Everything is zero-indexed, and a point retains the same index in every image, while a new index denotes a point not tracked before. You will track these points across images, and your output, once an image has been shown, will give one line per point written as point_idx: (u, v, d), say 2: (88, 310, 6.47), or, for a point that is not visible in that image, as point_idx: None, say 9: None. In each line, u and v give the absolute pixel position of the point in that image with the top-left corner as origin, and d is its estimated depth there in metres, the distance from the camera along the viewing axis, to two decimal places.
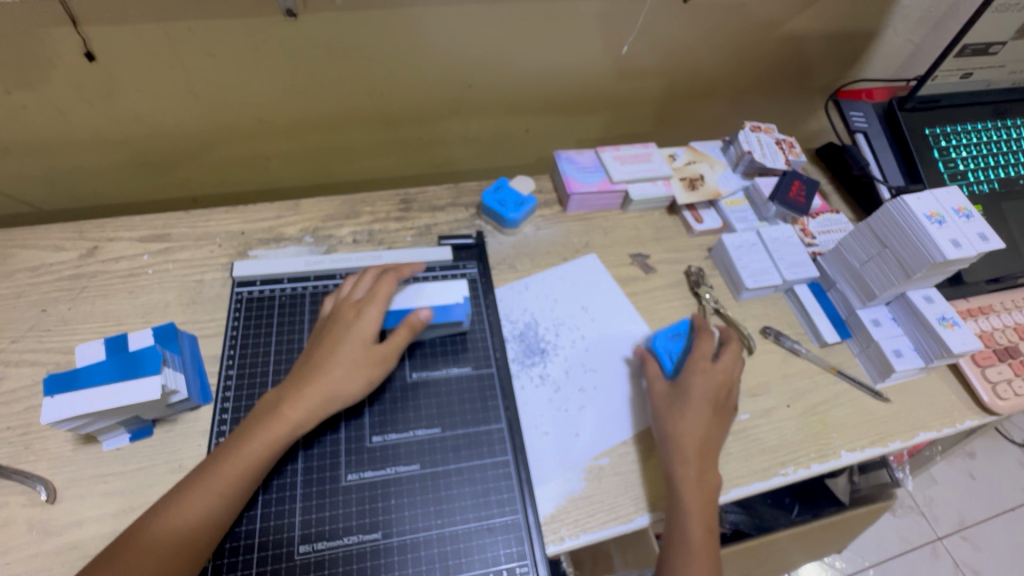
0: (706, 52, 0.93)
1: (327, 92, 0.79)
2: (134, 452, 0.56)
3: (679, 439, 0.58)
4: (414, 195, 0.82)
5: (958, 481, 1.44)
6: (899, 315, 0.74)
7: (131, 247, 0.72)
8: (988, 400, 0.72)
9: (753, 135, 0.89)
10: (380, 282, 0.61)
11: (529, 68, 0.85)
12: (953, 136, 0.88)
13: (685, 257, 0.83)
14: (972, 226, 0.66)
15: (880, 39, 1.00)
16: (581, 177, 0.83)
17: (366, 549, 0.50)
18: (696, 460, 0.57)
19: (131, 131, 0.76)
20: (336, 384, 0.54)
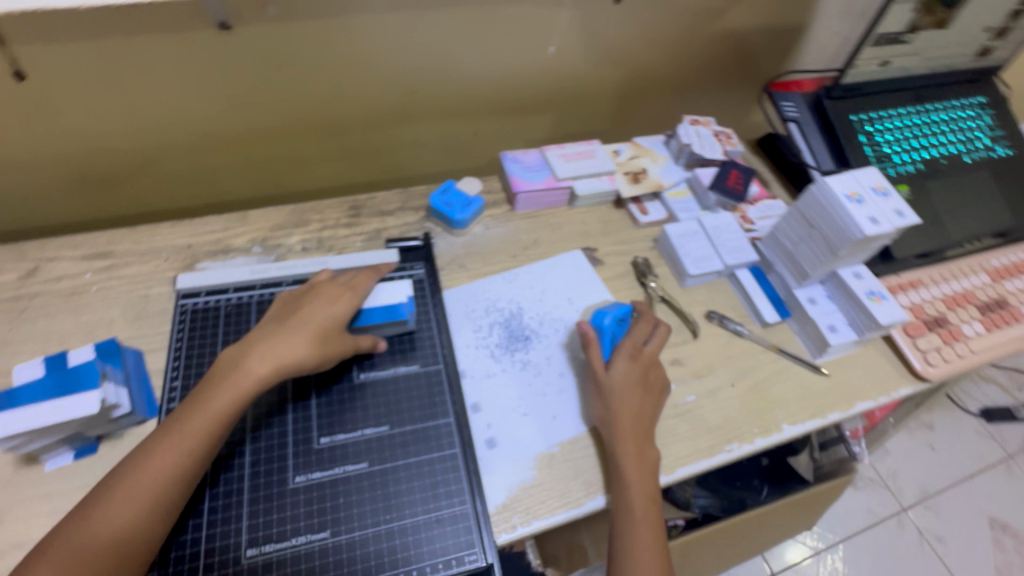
0: (644, 50, 0.97)
1: (270, 103, 0.80)
2: (78, 470, 0.56)
3: (620, 418, 0.60)
4: (363, 200, 0.83)
5: (918, 452, 1.50)
6: (833, 293, 0.78)
7: (73, 266, 0.71)
8: (919, 367, 0.76)
9: (692, 129, 0.92)
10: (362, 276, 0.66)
11: (470, 72, 0.87)
12: (878, 121, 0.92)
13: (631, 248, 0.85)
14: (890, 203, 0.70)
15: (809, 33, 1.05)
16: (527, 176, 0.85)
17: (315, 549, 0.52)
18: (635, 438, 0.60)
19: (71, 149, 0.76)
20: None
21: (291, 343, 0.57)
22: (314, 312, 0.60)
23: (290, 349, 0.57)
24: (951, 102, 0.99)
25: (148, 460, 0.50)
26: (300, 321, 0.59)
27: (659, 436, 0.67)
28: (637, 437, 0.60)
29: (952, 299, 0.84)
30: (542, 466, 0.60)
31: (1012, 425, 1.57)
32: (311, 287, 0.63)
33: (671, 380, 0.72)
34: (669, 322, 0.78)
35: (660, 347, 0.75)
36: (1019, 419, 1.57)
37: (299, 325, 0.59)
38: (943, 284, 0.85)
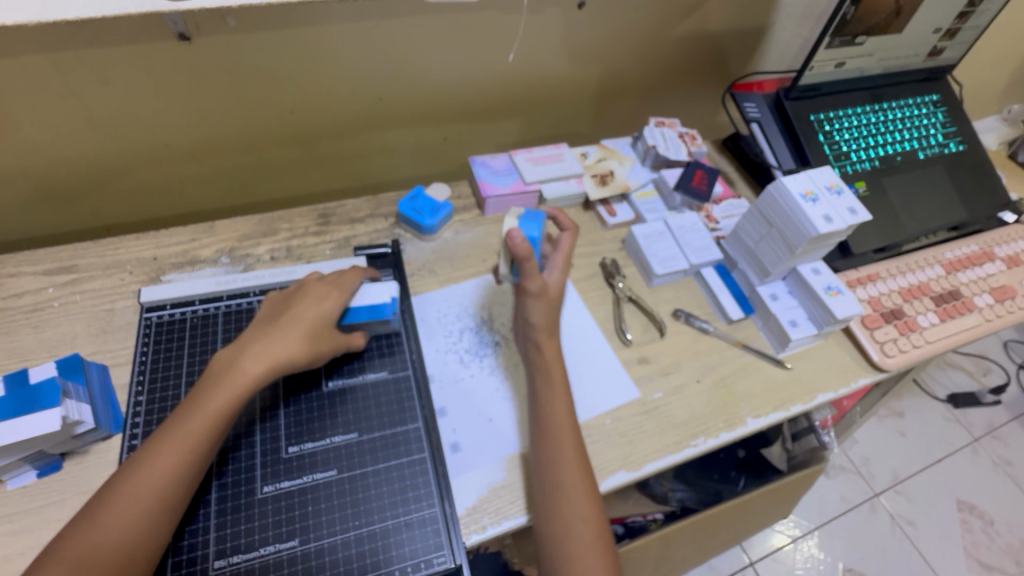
0: (609, 54, 0.98)
1: (235, 113, 0.79)
2: (42, 488, 0.55)
3: (558, 420, 0.61)
4: (332, 208, 0.84)
5: (888, 438, 1.54)
6: (794, 288, 0.80)
7: (34, 282, 0.70)
8: (877, 358, 0.79)
9: (657, 131, 0.94)
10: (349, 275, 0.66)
11: (437, 78, 0.88)
12: (835, 120, 0.96)
13: (600, 250, 0.87)
14: (843, 201, 0.73)
15: (769, 35, 1.08)
16: (496, 180, 0.86)
17: (283, 557, 0.52)
18: (574, 440, 0.60)
19: (30, 163, 0.75)
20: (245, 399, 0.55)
21: (281, 347, 0.57)
22: (303, 314, 0.60)
23: (287, 354, 0.57)
24: (905, 101, 1.02)
25: (123, 488, 0.49)
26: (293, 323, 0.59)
27: (627, 433, 0.69)
28: (575, 440, 0.60)
29: (907, 291, 0.87)
30: (512, 467, 0.62)
31: (977, 409, 1.63)
32: (298, 288, 0.63)
33: (638, 378, 0.74)
34: (636, 321, 0.80)
35: (627, 346, 0.77)
36: (984, 404, 1.63)
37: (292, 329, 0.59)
38: (899, 277, 0.88)
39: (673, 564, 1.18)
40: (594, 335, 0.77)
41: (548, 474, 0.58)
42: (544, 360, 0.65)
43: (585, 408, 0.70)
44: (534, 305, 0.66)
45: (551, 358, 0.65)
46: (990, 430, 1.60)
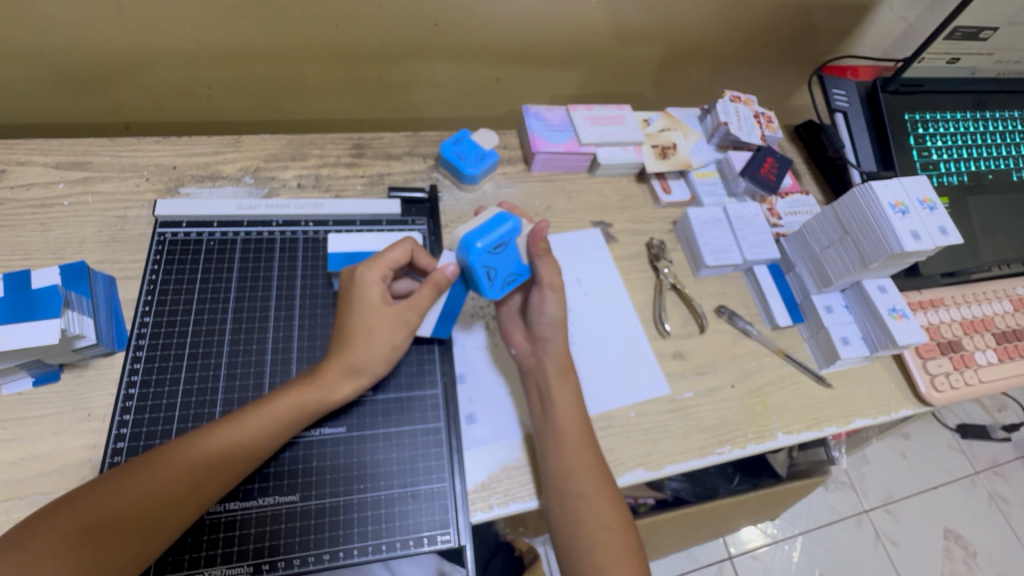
0: (695, 10, 0.87)
1: (272, 18, 0.71)
2: (38, 398, 0.53)
3: (570, 426, 0.55)
4: (368, 140, 0.77)
5: (889, 458, 1.50)
6: (852, 304, 0.74)
7: (45, 174, 0.65)
8: (924, 390, 0.73)
9: (732, 106, 0.84)
10: (393, 250, 0.56)
11: (499, 10, 0.78)
12: (931, 123, 0.86)
13: (648, 228, 0.80)
14: (934, 218, 0.66)
15: (874, 14, 0.95)
16: (549, 135, 0.78)
17: (282, 512, 0.50)
18: (589, 445, 0.55)
19: (47, 42, 0.68)
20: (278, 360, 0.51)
21: (364, 346, 0.52)
22: (365, 310, 0.53)
23: (376, 345, 0.53)
24: (1008, 112, 0.92)
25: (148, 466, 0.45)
26: (363, 322, 0.53)
27: (650, 430, 0.65)
28: (595, 448, 0.55)
29: (969, 324, 0.80)
30: (528, 446, 0.58)
31: (986, 443, 1.57)
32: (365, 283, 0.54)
33: (670, 373, 0.69)
34: (676, 312, 0.74)
35: (664, 337, 0.72)
36: (994, 439, 1.57)
37: (364, 328, 0.53)
38: (963, 307, 0.81)
39: (656, 548, 1.17)
40: (629, 320, 0.72)
41: (561, 482, 0.53)
42: (553, 365, 0.58)
43: (610, 397, 0.66)
44: (543, 296, 0.59)
45: (556, 362, 0.58)
46: (994, 466, 1.54)
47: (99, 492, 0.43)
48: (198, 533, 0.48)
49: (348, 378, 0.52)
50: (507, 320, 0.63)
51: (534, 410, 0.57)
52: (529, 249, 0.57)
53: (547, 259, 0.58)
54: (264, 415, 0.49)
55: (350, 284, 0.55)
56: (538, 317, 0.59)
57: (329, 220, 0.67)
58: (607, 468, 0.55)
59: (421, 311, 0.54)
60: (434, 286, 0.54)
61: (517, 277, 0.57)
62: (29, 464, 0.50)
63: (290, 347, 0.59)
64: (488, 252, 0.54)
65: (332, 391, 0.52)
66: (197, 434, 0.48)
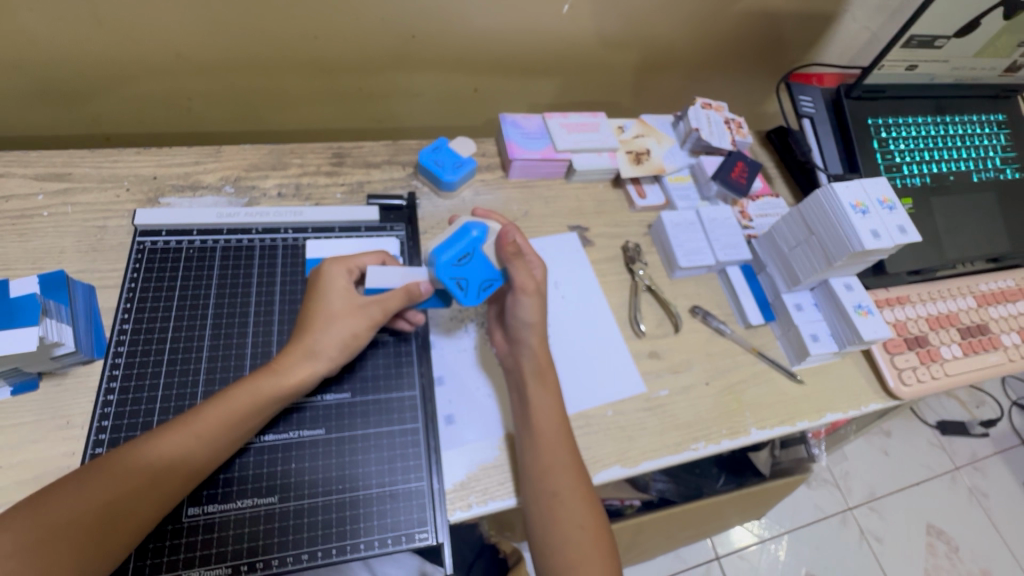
0: (665, 22, 0.90)
1: (251, 31, 0.72)
2: (15, 407, 0.53)
3: (542, 428, 0.56)
4: (348, 148, 0.78)
5: (871, 455, 1.53)
6: (821, 302, 0.76)
7: (24, 185, 0.65)
8: (893, 385, 0.76)
9: (703, 112, 0.87)
10: (366, 255, 0.60)
11: (475, 22, 0.80)
12: (893, 127, 0.90)
13: (623, 232, 0.83)
14: (893, 218, 0.69)
15: (838, 24, 0.99)
16: (525, 143, 0.80)
17: (260, 513, 0.51)
18: (563, 443, 0.56)
19: (27, 55, 0.68)
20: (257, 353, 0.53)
21: (321, 330, 0.54)
22: (330, 295, 0.55)
23: (337, 330, 0.54)
24: (968, 116, 0.96)
25: (118, 468, 0.45)
26: (327, 309, 0.55)
27: (626, 428, 0.66)
28: (570, 447, 0.56)
29: (935, 319, 0.83)
30: (506, 445, 0.59)
31: (965, 439, 1.60)
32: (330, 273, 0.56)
33: (645, 372, 0.71)
34: (651, 312, 0.76)
35: (639, 337, 0.74)
36: (971, 435, 1.60)
37: (329, 315, 0.55)
38: (929, 304, 0.84)
39: (642, 549, 1.18)
40: (606, 321, 0.74)
41: (534, 481, 0.54)
42: (530, 365, 0.59)
43: (587, 396, 0.67)
44: (521, 299, 0.59)
45: (534, 362, 0.59)
46: (973, 461, 1.58)
47: (62, 491, 0.44)
48: (173, 536, 0.49)
49: (306, 361, 0.53)
50: (492, 320, 0.65)
51: (514, 410, 0.58)
52: (499, 255, 0.58)
53: (518, 261, 0.58)
54: (223, 406, 0.50)
55: (316, 277, 0.57)
56: (516, 317, 0.60)
57: (308, 228, 0.69)
58: (581, 466, 0.56)
59: (387, 307, 0.56)
60: (406, 294, 0.56)
61: (493, 285, 0.57)
62: (7, 471, 0.50)
63: (269, 352, 0.60)
64: (454, 264, 0.56)
65: (292, 376, 0.53)
66: (156, 432, 0.48)
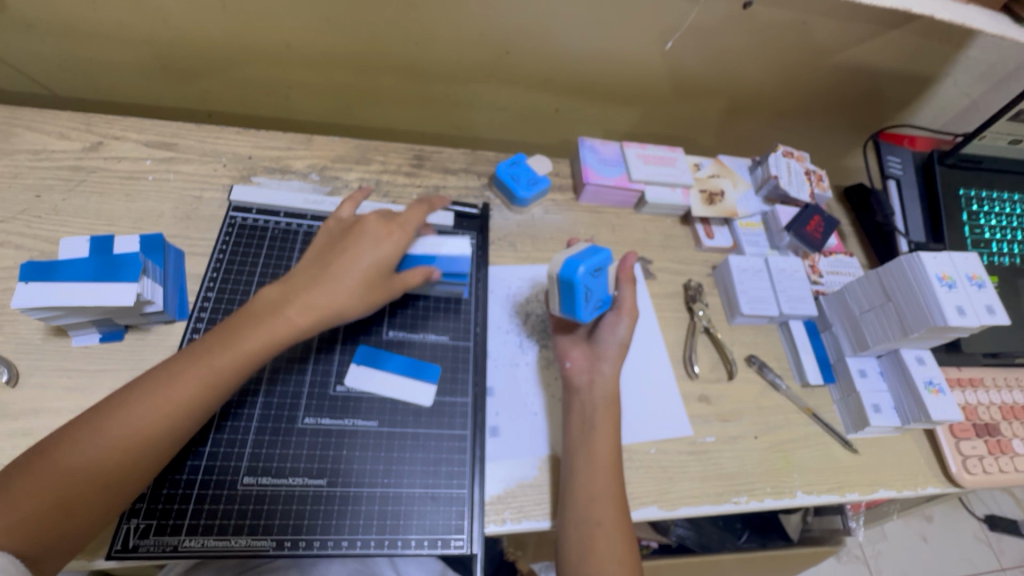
0: (756, 66, 0.89)
1: (354, 29, 0.76)
2: (101, 352, 0.57)
3: (597, 454, 0.55)
4: (429, 153, 0.81)
5: (909, 539, 1.43)
6: (887, 371, 0.73)
7: (135, 150, 0.71)
8: (955, 470, 0.71)
9: (784, 160, 0.85)
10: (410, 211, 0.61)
11: (568, 45, 0.81)
12: (986, 201, 0.86)
13: (687, 270, 0.82)
14: (981, 296, 0.65)
15: (937, 88, 0.94)
16: (601, 169, 0.81)
17: (308, 493, 0.52)
18: (610, 474, 0.55)
19: (156, 32, 0.74)
20: (334, 300, 0.54)
21: (334, 290, 0.54)
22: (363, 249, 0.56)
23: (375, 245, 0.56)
24: None
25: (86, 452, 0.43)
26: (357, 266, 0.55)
27: (668, 469, 0.65)
28: (616, 480, 0.55)
29: (1009, 409, 0.78)
30: (549, 467, 0.59)
31: (1018, 539, 1.47)
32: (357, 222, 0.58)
33: (693, 416, 0.69)
34: (706, 355, 0.75)
35: (692, 379, 0.72)
36: None
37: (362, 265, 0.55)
38: (1003, 391, 0.79)
39: None
40: (659, 358, 0.73)
41: (578, 508, 0.53)
42: (603, 390, 0.59)
43: (632, 430, 0.66)
44: (616, 320, 0.62)
45: (606, 389, 0.59)
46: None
47: (45, 462, 0.43)
48: (228, 502, 0.51)
49: (307, 315, 0.53)
50: (565, 342, 0.65)
51: (571, 432, 0.58)
52: (617, 275, 0.64)
53: (631, 286, 0.63)
54: (236, 355, 0.50)
55: (355, 230, 0.58)
56: (608, 336, 0.62)
57: None
58: (624, 502, 0.54)
59: (406, 283, 0.57)
60: (425, 273, 0.58)
61: (602, 305, 0.60)
62: (86, 413, 0.53)
63: (336, 337, 0.61)
64: (590, 274, 0.57)
65: (336, 309, 0.53)
66: (143, 385, 0.47)
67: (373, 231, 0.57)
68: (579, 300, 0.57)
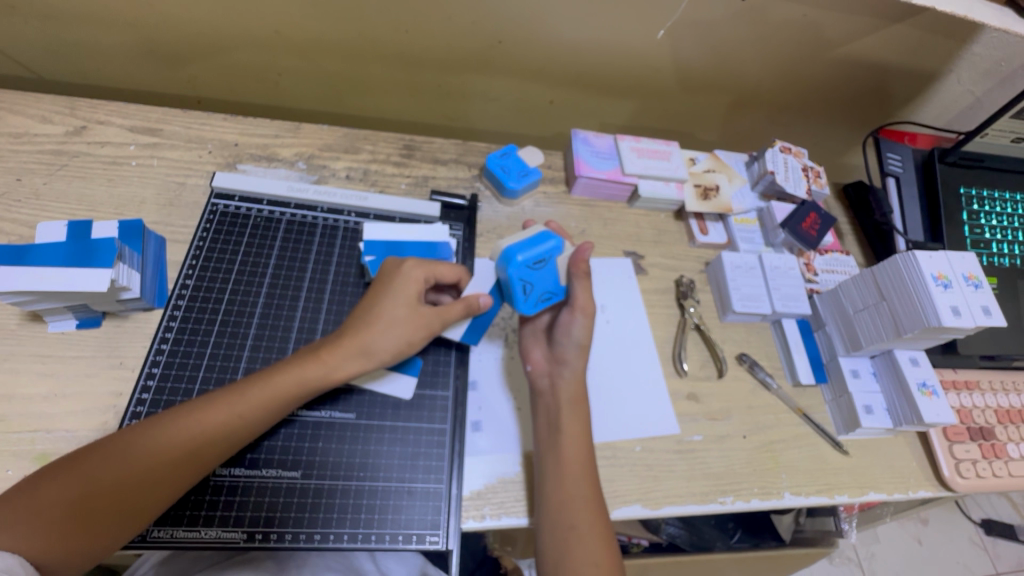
0: (755, 59, 0.87)
1: (344, 15, 0.74)
2: (78, 339, 0.56)
3: (573, 454, 0.54)
4: (419, 142, 0.79)
5: (903, 542, 1.42)
6: (880, 372, 0.72)
7: (119, 135, 0.70)
8: (947, 474, 0.70)
9: (781, 156, 0.83)
10: (444, 267, 0.59)
11: (562, 35, 0.80)
12: (987, 200, 0.84)
13: (679, 265, 0.80)
14: (977, 297, 0.64)
15: (940, 84, 0.92)
16: (593, 162, 0.79)
17: (282, 486, 0.52)
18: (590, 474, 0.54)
19: (142, 15, 0.73)
20: (374, 343, 0.53)
21: (380, 336, 0.53)
22: (397, 298, 0.54)
23: (404, 300, 0.54)
24: None
25: (113, 462, 0.44)
26: (390, 311, 0.54)
27: (653, 467, 0.64)
28: (595, 480, 0.54)
29: (1005, 413, 0.76)
30: (526, 464, 0.58)
31: (1014, 545, 1.45)
32: (395, 266, 0.57)
33: (681, 414, 0.68)
34: (696, 352, 0.74)
35: (680, 376, 0.71)
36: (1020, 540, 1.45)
37: (389, 315, 0.54)
38: (999, 394, 0.78)
39: None
40: (648, 354, 0.72)
41: (556, 507, 0.52)
42: (567, 391, 0.58)
43: (618, 428, 0.65)
44: (572, 318, 0.60)
45: (571, 390, 0.58)
46: (1019, 569, 1.43)
47: (63, 477, 0.43)
48: (200, 493, 0.50)
49: (358, 359, 0.52)
50: (528, 337, 0.63)
51: (540, 433, 0.57)
52: (570, 270, 0.60)
53: (584, 282, 0.60)
54: (267, 389, 0.50)
55: (391, 274, 0.56)
56: (566, 337, 0.60)
57: (370, 214, 0.70)
58: (600, 502, 0.53)
59: (445, 320, 0.56)
60: (466, 305, 0.57)
61: (550, 297, 0.59)
62: (61, 400, 0.53)
63: (315, 327, 0.61)
64: (529, 264, 0.56)
65: (341, 370, 0.52)
66: (174, 410, 0.48)
67: (402, 276, 0.56)
68: (516, 291, 0.57)
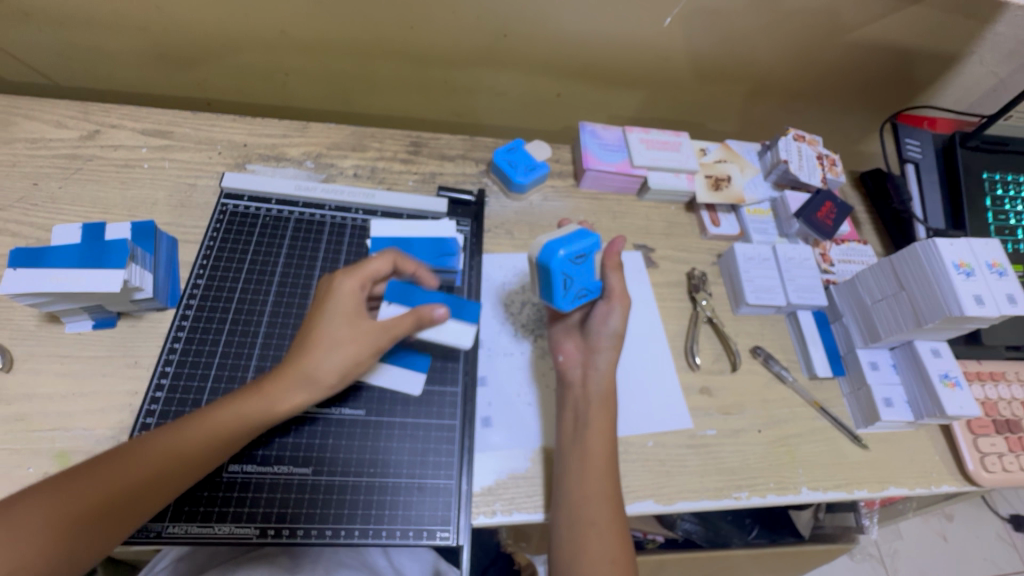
0: (767, 46, 0.86)
1: (349, 14, 0.74)
2: (94, 339, 0.57)
3: (586, 453, 0.54)
4: (425, 139, 0.79)
5: (927, 539, 1.39)
6: (900, 363, 0.70)
7: (131, 137, 0.71)
8: (972, 468, 0.68)
9: (794, 144, 0.81)
10: (374, 261, 0.54)
11: (568, 27, 0.79)
12: (1012, 185, 0.81)
13: (691, 258, 0.79)
14: (1002, 285, 0.62)
15: (961, 67, 0.89)
16: (602, 154, 0.78)
17: (294, 482, 0.52)
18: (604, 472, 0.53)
19: (151, 18, 0.74)
20: (315, 366, 0.49)
21: (323, 357, 0.49)
22: (332, 319, 0.51)
23: (338, 321, 0.51)
24: None
25: (132, 466, 0.43)
26: (331, 333, 0.50)
27: (666, 462, 0.63)
28: (610, 477, 0.53)
29: None
30: (540, 461, 0.57)
31: None
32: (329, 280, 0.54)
33: (694, 408, 0.67)
34: (709, 346, 0.73)
35: (692, 370, 0.70)
36: None
37: (330, 337, 0.50)
38: None
39: None
40: (659, 349, 0.71)
41: (569, 503, 0.52)
42: (599, 385, 0.57)
43: (630, 422, 0.65)
44: (608, 308, 0.59)
45: (601, 385, 0.57)
46: None
47: (77, 484, 0.41)
48: (213, 490, 0.51)
49: (301, 388, 0.49)
50: (558, 332, 0.63)
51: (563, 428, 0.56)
52: (604, 263, 0.59)
53: (618, 273, 0.58)
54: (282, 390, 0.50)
55: (324, 293, 0.53)
56: (601, 326, 0.59)
57: (377, 211, 0.70)
58: (617, 499, 0.53)
59: (395, 334, 0.51)
60: (415, 317, 0.52)
61: (588, 293, 0.58)
62: (77, 399, 0.54)
63: None
64: (570, 261, 0.54)
65: (283, 403, 0.49)
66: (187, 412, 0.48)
67: (332, 292, 0.52)
68: (555, 288, 0.55)
